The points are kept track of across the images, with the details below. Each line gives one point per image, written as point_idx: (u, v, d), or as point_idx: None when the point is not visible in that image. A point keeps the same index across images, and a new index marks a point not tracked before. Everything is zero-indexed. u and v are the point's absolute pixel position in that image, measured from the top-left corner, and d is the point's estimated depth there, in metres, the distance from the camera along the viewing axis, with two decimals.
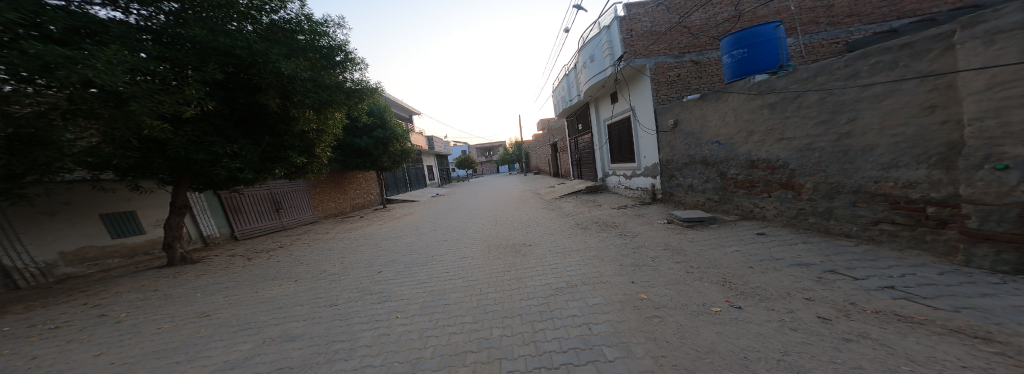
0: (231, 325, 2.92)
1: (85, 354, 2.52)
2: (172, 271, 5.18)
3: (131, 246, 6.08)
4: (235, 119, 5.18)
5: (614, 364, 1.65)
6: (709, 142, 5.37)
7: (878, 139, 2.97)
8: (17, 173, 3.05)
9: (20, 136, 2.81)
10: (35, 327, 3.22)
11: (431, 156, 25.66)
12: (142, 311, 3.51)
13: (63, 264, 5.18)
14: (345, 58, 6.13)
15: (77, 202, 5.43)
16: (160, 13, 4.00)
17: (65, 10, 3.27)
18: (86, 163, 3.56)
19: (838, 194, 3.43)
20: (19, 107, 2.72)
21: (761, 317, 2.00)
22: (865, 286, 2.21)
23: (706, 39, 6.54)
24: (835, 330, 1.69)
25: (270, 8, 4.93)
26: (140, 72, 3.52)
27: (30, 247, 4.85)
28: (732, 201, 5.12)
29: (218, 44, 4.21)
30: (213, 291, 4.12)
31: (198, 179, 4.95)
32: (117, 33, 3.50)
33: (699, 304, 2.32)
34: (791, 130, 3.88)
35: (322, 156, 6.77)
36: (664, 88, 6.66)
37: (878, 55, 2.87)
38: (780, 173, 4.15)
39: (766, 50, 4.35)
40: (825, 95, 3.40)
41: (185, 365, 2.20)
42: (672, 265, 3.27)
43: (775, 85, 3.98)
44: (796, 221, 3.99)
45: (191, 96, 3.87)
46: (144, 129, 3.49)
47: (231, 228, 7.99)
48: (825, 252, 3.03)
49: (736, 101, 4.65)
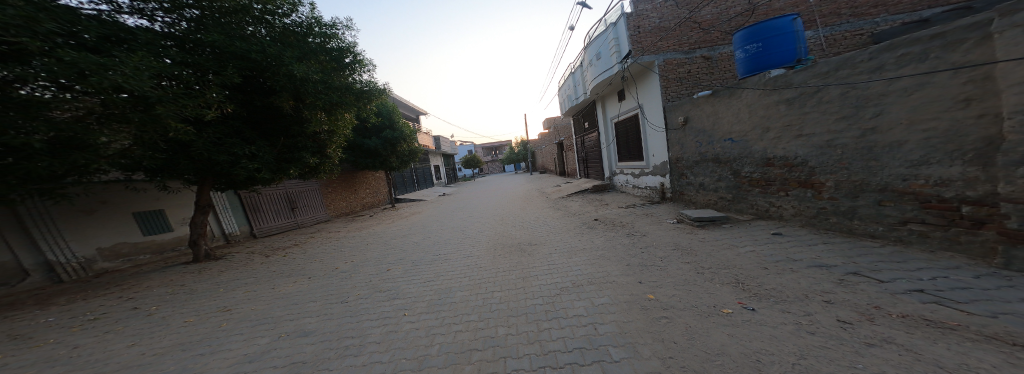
0: (250, 320, 3.04)
1: (119, 344, 2.69)
2: (197, 267, 5.48)
3: (160, 243, 6.44)
4: (252, 121, 5.39)
5: (620, 365, 1.62)
6: (722, 139, 5.20)
7: (906, 134, 2.80)
8: (59, 174, 3.30)
9: (61, 140, 3.03)
10: (76, 318, 3.46)
11: (437, 156, 25.97)
12: (170, 304, 3.72)
13: (102, 259, 5.56)
14: (354, 60, 6.28)
15: (112, 201, 5.78)
16: (182, 20, 4.25)
17: (97, 20, 3.53)
18: (120, 165, 3.81)
19: (862, 193, 3.25)
20: (60, 112, 2.94)
21: (776, 319, 1.92)
22: (891, 289, 2.08)
23: (718, 34, 6.36)
24: (855, 334, 1.60)
25: (282, 12, 5.12)
26: (166, 77, 3.72)
27: (71, 243, 5.21)
28: (746, 200, 4.93)
29: (235, 48, 4.40)
30: (233, 287, 4.31)
31: (220, 180, 5.19)
32: (144, 40, 3.72)
33: (710, 305, 2.25)
34: (811, 126, 3.71)
35: (334, 157, 6.94)
36: (673, 85, 6.51)
37: (906, 46, 2.71)
38: (798, 171, 3.98)
39: (781, 44, 4.20)
40: (847, 89, 3.24)
41: (207, 357, 2.30)
42: (681, 265, 3.19)
43: (792, 80, 3.82)
44: (815, 221, 3.82)
45: (212, 100, 4.07)
46: (169, 132, 3.67)
47: (250, 226, 8.35)
48: (846, 253, 2.87)
49: (750, 97, 4.49)
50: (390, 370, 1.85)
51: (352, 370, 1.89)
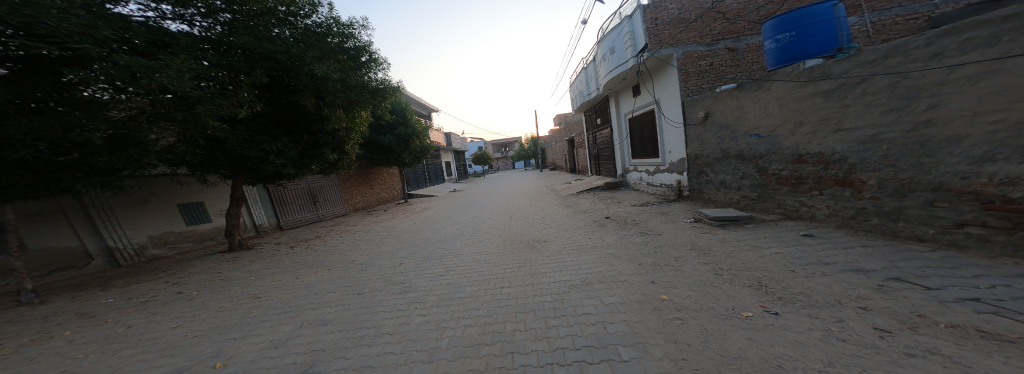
0: (276, 308, 3.24)
1: (164, 325, 2.95)
2: (232, 256, 5.92)
3: (201, 233, 7.03)
4: (279, 119, 5.76)
5: (630, 364, 1.55)
6: (746, 135, 4.89)
7: (967, 127, 2.49)
8: (117, 168, 3.69)
9: (119, 137, 3.39)
10: (130, 300, 3.85)
11: (448, 153, 26.40)
12: (208, 290, 4.05)
13: (152, 246, 6.16)
14: (370, 59, 6.55)
15: (160, 193, 6.38)
16: (217, 24, 4.64)
17: (146, 26, 3.94)
18: (166, 160, 4.19)
19: (910, 192, 2.92)
20: (117, 111, 3.29)
21: (802, 324, 1.76)
22: (940, 297, 1.84)
23: (744, 24, 6.02)
24: (895, 344, 1.43)
25: (304, 14, 5.45)
26: (204, 79, 4.04)
27: (127, 231, 5.83)
28: (773, 200, 4.60)
29: (263, 50, 4.73)
30: (262, 275, 4.61)
31: (251, 175, 5.58)
32: (185, 44, 4.09)
33: (729, 308, 2.11)
34: (851, 119, 3.39)
35: (351, 153, 7.23)
36: (693, 78, 6.22)
37: (971, 29, 2.40)
38: (834, 169, 3.65)
39: (820, 32, 3.87)
40: (898, 79, 2.92)
41: (239, 341, 2.47)
42: (698, 265, 3.02)
43: (831, 70, 3.51)
44: (853, 222, 3.49)
45: (243, 99, 4.39)
46: (208, 129, 4.00)
47: (277, 218, 8.92)
48: (889, 257, 2.59)
49: (781, 89, 4.17)
50: (402, 361, 1.89)
51: (367, 360, 1.95)
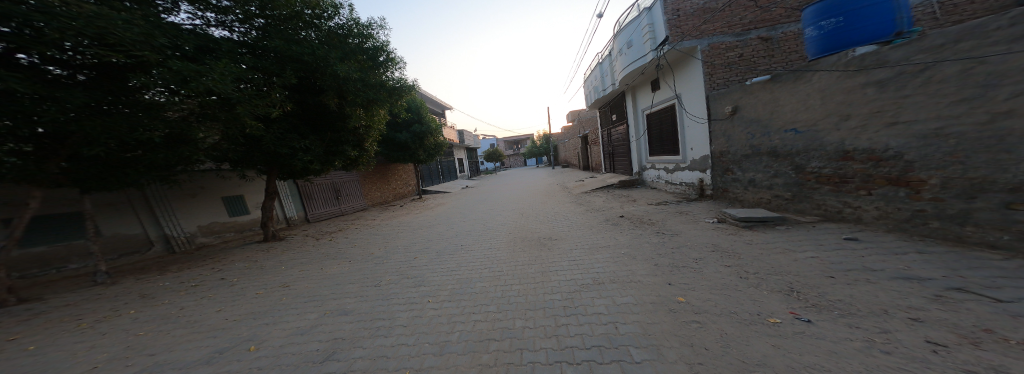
0: (304, 296, 3.44)
1: (210, 309, 3.25)
2: (267, 245, 6.44)
3: (241, 223, 7.72)
4: (307, 118, 6.18)
5: (642, 366, 1.46)
6: (781, 130, 4.48)
7: None
8: (172, 163, 4.15)
9: (173, 135, 3.82)
10: (181, 283, 4.30)
11: (461, 149, 26.81)
12: (246, 277, 4.42)
13: (200, 235, 6.86)
14: (387, 59, 6.83)
15: (207, 187, 7.09)
16: (252, 29, 5.08)
17: (194, 33, 4.41)
18: (212, 156, 4.65)
19: (982, 193, 2.51)
20: (172, 111, 3.70)
21: (838, 334, 1.55)
22: (1013, 311, 1.54)
23: (780, 11, 5.58)
24: (952, 360, 1.21)
25: (327, 16, 5.80)
26: (244, 81, 4.44)
27: (180, 220, 6.53)
28: (811, 200, 4.18)
29: (291, 52, 5.11)
30: (293, 265, 4.96)
31: (283, 171, 6.03)
32: (225, 49, 4.51)
33: (754, 313, 1.91)
34: (910, 111, 2.98)
35: (370, 149, 7.65)
36: (720, 71, 5.85)
37: None
38: (887, 166, 3.23)
39: (874, 16, 3.45)
40: (973, 65, 2.52)
41: (270, 326, 2.66)
42: (719, 268, 2.79)
43: (887, 58, 3.11)
44: (908, 226, 3.07)
45: (275, 99, 4.77)
46: (245, 127, 4.39)
47: (305, 212, 9.56)
48: (949, 264, 2.23)
49: (825, 80, 3.78)
50: (414, 353, 1.92)
51: (382, 350, 2.00)
